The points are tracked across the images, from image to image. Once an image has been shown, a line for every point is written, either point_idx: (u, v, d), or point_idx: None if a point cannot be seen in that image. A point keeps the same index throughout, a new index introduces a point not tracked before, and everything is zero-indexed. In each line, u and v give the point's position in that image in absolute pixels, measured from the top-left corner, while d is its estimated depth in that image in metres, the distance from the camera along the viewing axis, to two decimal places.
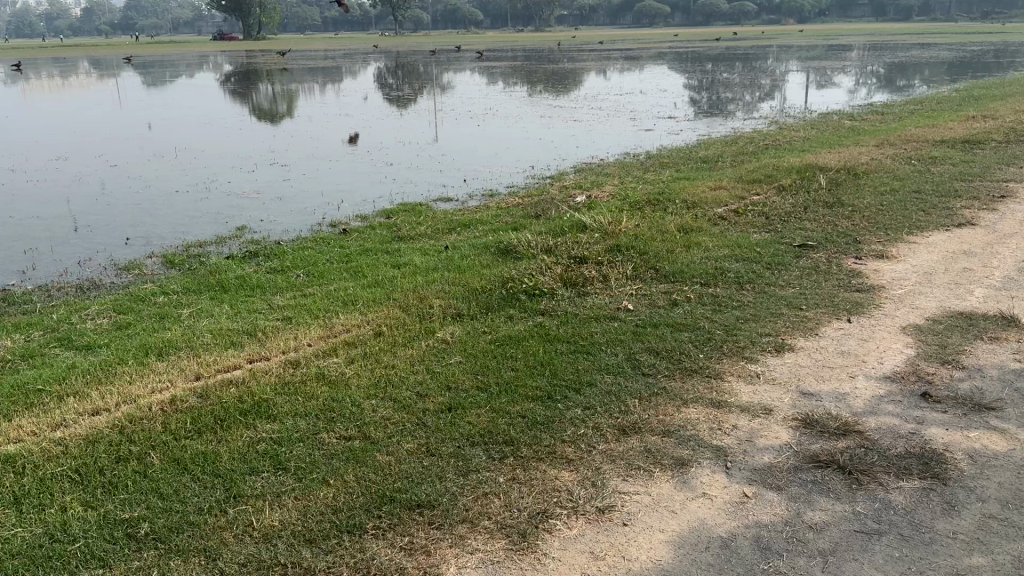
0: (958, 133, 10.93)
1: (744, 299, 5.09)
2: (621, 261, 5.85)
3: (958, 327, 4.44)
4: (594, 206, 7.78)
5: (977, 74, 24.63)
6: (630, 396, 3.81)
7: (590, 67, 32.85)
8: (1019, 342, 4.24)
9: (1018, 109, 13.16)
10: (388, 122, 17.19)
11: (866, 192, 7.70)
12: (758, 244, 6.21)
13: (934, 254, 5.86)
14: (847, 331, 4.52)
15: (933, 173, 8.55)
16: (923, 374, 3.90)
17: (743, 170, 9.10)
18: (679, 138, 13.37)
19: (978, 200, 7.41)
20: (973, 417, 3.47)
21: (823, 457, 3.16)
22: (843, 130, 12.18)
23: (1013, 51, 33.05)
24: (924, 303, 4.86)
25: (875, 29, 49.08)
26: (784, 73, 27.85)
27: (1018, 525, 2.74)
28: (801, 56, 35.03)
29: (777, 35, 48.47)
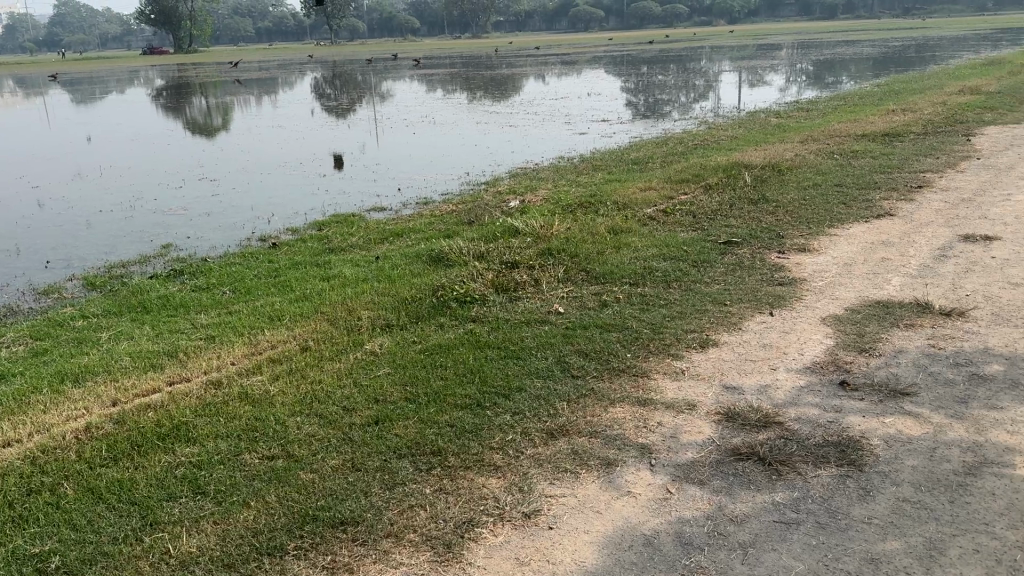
0: (878, 127, 11.29)
1: (671, 296, 5.16)
2: (552, 264, 5.88)
3: (874, 317, 4.59)
4: (527, 210, 7.81)
5: (898, 69, 25.49)
6: (558, 399, 3.83)
7: (527, 72, 33.03)
8: (932, 327, 4.40)
9: (935, 102, 13.66)
10: (322, 132, 17.00)
11: (789, 188, 7.89)
12: (686, 242, 6.32)
13: (853, 245, 6.04)
14: (770, 324, 4.63)
15: (855, 167, 8.82)
16: (842, 364, 4.02)
17: (673, 170, 9.25)
18: (613, 140, 13.53)
19: (897, 191, 7.67)
20: (888, 403, 3.59)
21: (744, 450, 3.24)
22: (769, 128, 12.47)
23: (932, 46, 34.30)
24: (843, 294, 5.01)
25: (802, 28, 50.43)
26: (715, 73, 28.40)
27: (929, 506, 2.83)
28: (732, 56, 35.78)
29: (708, 35, 49.42)
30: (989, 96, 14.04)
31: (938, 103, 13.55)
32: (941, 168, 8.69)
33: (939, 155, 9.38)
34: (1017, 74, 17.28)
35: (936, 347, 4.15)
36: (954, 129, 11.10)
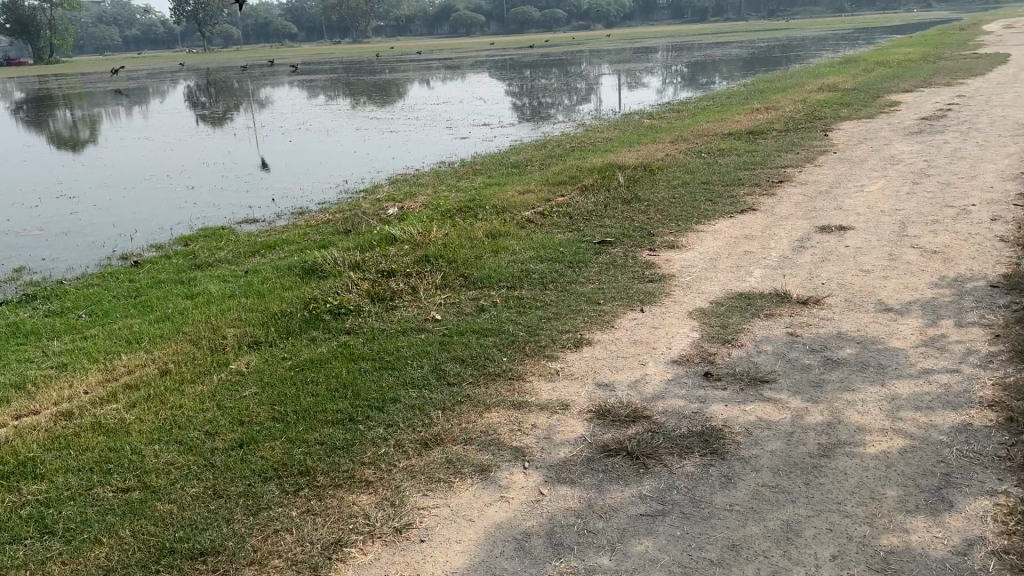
0: (744, 126, 11.81)
1: (547, 298, 5.21)
2: (428, 271, 5.84)
3: (738, 308, 4.78)
4: (404, 216, 7.73)
5: (764, 69, 26.75)
6: (433, 408, 3.79)
7: (410, 77, 32.82)
8: (790, 315, 4.62)
9: (796, 100, 14.41)
10: (193, 143, 16.33)
11: (661, 186, 8.13)
12: (562, 243, 6.40)
13: (719, 240, 6.28)
14: (641, 321, 4.74)
15: (721, 164, 9.18)
16: (707, 356, 4.16)
17: (550, 173, 9.37)
18: (493, 144, 13.59)
19: (759, 187, 8.03)
20: (749, 391, 3.74)
21: (613, 446, 3.31)
22: (643, 129, 12.83)
23: (793, 46, 36.21)
24: (709, 288, 5.19)
25: (675, 31, 52.28)
26: (593, 76, 29.03)
27: (786, 489, 2.95)
28: (610, 59, 36.68)
29: (586, 39, 50.51)
30: (843, 93, 14.92)
31: (799, 101, 14.29)
32: (800, 163, 9.16)
33: (799, 151, 9.89)
34: (869, 72, 18.45)
35: (793, 334, 4.36)
36: (812, 125, 11.74)
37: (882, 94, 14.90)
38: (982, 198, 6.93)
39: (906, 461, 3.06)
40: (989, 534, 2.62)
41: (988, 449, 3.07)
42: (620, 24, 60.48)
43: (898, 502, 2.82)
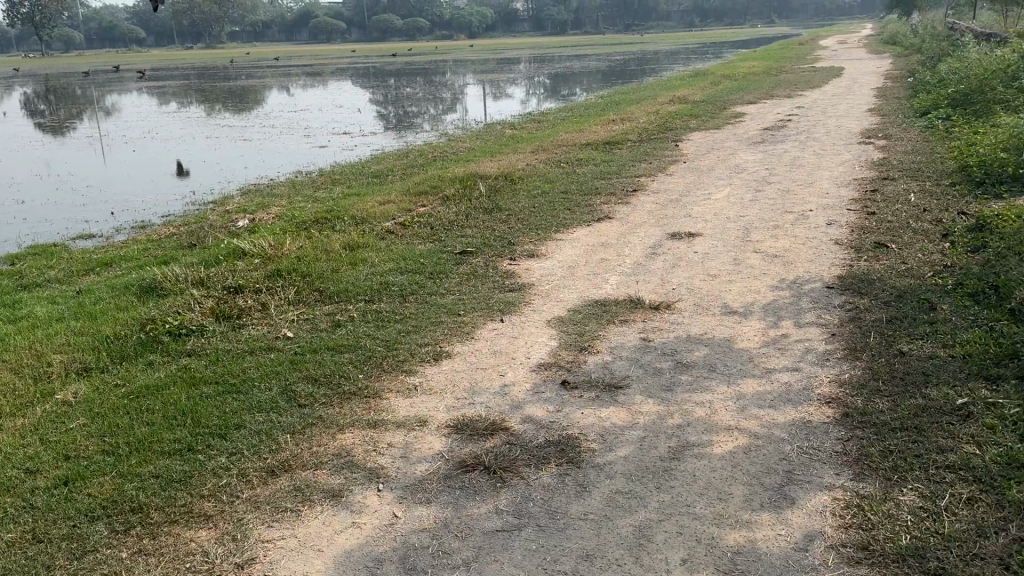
0: (600, 136, 12.11)
1: (406, 311, 5.10)
2: (280, 286, 5.60)
3: (595, 316, 4.83)
4: (257, 229, 7.41)
5: (621, 81, 27.69)
6: (281, 432, 3.62)
7: (269, 84, 31.77)
8: (644, 321, 4.73)
9: (650, 111, 14.96)
10: (24, 153, 15.11)
11: (520, 196, 8.19)
12: (421, 254, 6.30)
13: (577, 248, 6.38)
14: (501, 331, 4.71)
15: (579, 174, 9.37)
16: (564, 363, 4.18)
17: (411, 183, 9.25)
18: (354, 153, 13.32)
19: (615, 195, 8.25)
20: (605, 397, 3.78)
21: (471, 460, 3.25)
22: (504, 138, 12.94)
23: (647, 60, 37.74)
24: (567, 295, 5.24)
25: (536, 43, 53.35)
26: (456, 86, 29.10)
27: (640, 494, 2.98)
28: (473, 69, 36.92)
29: (450, 49, 50.69)
30: (693, 105, 15.63)
31: (652, 112, 14.84)
32: (653, 171, 9.48)
33: (653, 160, 10.24)
34: (716, 85, 19.42)
35: (647, 338, 4.45)
36: (665, 136, 12.20)
37: (728, 105, 15.71)
38: (818, 204, 7.39)
39: (751, 461, 3.16)
40: (826, 527, 2.73)
41: (826, 445, 3.22)
42: (482, 35, 61.08)
43: (744, 501, 2.90)
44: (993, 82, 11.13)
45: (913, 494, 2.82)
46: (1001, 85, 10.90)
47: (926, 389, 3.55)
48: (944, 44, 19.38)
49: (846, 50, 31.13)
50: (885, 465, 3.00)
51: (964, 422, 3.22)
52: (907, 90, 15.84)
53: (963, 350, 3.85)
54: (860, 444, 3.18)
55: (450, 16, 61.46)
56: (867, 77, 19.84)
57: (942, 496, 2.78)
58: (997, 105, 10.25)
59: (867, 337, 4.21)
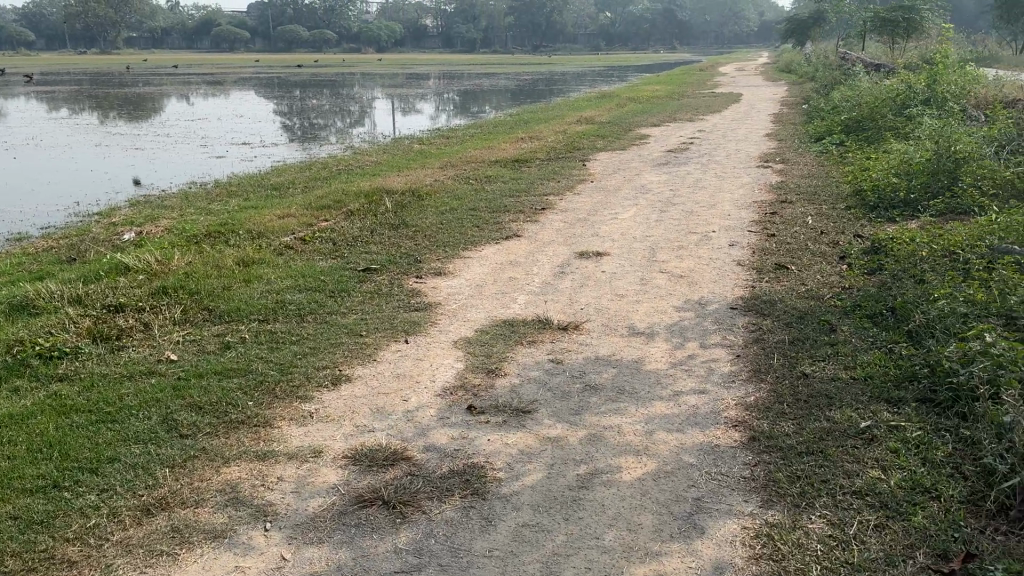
0: (509, 154, 12.06)
1: (302, 331, 4.82)
2: (167, 304, 5.24)
3: (502, 336, 4.68)
4: (144, 242, 6.96)
5: (530, 100, 27.90)
6: (159, 466, 3.31)
7: (167, 92, 30.55)
8: (552, 342, 4.61)
9: (558, 130, 15.05)
10: None
11: (427, 212, 8.01)
12: (321, 271, 6.01)
13: (485, 266, 6.24)
14: (404, 352, 4.50)
15: (487, 191, 9.25)
16: (470, 387, 4.00)
17: (313, 196, 8.93)
18: (254, 165, 12.83)
19: (524, 213, 8.16)
20: (512, 422, 3.62)
21: (368, 494, 3.04)
22: (411, 153, 12.72)
23: (556, 80, 38.26)
24: (474, 315, 5.08)
25: (446, 60, 53.36)
26: (364, 100, 28.70)
27: (547, 527, 2.84)
28: (382, 84, 36.56)
29: (358, 62, 50.06)
30: (600, 126, 15.82)
31: (560, 132, 14.92)
32: (561, 191, 9.46)
33: (561, 179, 10.25)
34: (622, 107, 19.76)
35: (556, 360, 4.33)
36: (572, 155, 12.26)
37: (633, 127, 15.99)
38: (721, 225, 7.50)
39: (660, 488, 3.06)
40: (737, 558, 2.65)
41: (734, 470, 3.15)
42: (392, 49, 60.69)
43: (654, 532, 2.79)
44: (882, 110, 11.68)
45: (822, 522, 2.77)
46: (889, 114, 11.45)
47: (829, 411, 3.55)
48: (835, 74, 20.33)
49: (744, 77, 32.38)
50: (792, 491, 2.96)
51: (867, 445, 3.21)
52: (801, 117, 16.50)
53: (864, 372, 3.88)
54: (768, 470, 3.12)
55: (359, 29, 60.82)
56: (765, 103, 20.62)
57: (851, 523, 2.74)
58: (886, 132, 10.75)
59: (771, 359, 4.22)
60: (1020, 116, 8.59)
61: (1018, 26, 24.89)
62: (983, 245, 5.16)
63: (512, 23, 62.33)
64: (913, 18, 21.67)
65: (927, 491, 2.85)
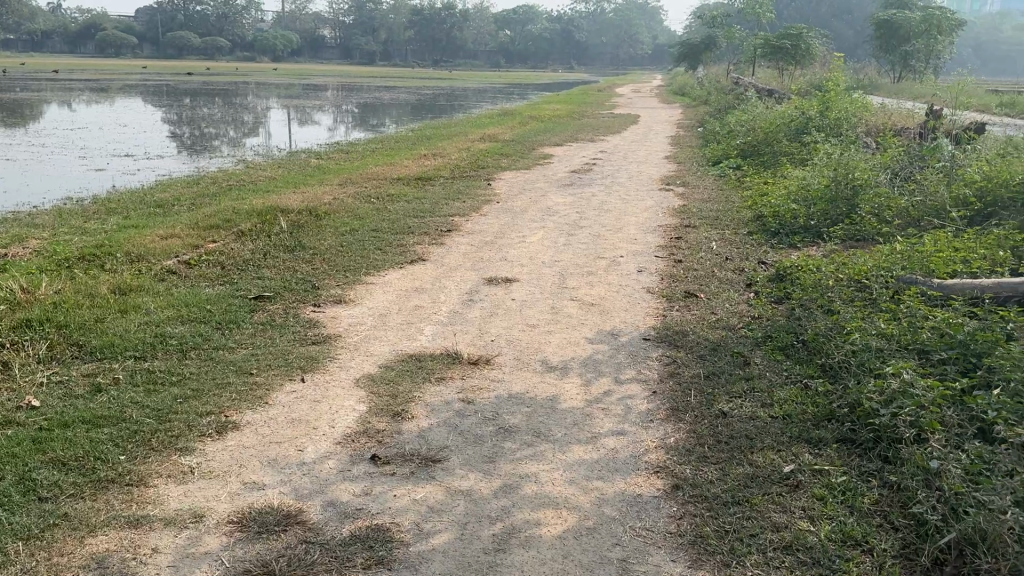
0: (411, 171, 11.74)
1: (185, 371, 4.37)
2: (29, 340, 4.69)
3: (406, 372, 4.38)
4: (6, 267, 6.29)
5: (432, 115, 27.64)
6: (11, 539, 2.85)
7: (44, 97, 28.69)
8: (462, 377, 4.32)
9: (461, 148, 14.83)
10: None
11: (325, 233, 7.61)
12: (208, 300, 5.54)
13: (389, 293, 5.91)
14: (300, 393, 4.12)
15: (389, 211, 8.91)
16: (374, 431, 3.67)
17: (201, 215, 8.36)
18: (138, 178, 12.03)
19: (428, 235, 7.87)
20: (420, 473, 3.31)
21: (257, 570, 2.68)
22: (308, 169, 12.20)
23: (458, 95, 38.14)
24: (377, 348, 4.74)
25: (346, 71, 52.50)
26: (259, 110, 27.74)
27: None
28: (279, 94, 35.54)
29: (253, 71, 48.61)
30: (503, 144, 15.70)
31: (463, 149, 14.71)
32: (466, 211, 9.22)
33: (465, 199, 10.01)
34: (525, 125, 19.77)
35: (466, 399, 4.04)
36: (476, 174, 12.05)
37: (536, 146, 15.95)
38: (629, 250, 7.43)
39: (583, 549, 2.82)
40: None
41: (658, 524, 2.96)
42: (289, 60, 59.26)
43: None
44: (777, 135, 12.03)
45: None
46: (784, 139, 11.78)
47: (751, 454, 3.42)
48: (729, 98, 20.98)
49: (641, 98, 33.18)
50: (722, 548, 2.78)
51: (793, 493, 3.09)
52: (699, 140, 16.88)
53: (782, 410, 3.80)
54: (694, 524, 2.94)
55: (254, 38, 59.12)
56: (663, 125, 21.07)
57: None
58: (782, 157, 11.03)
59: (688, 395, 4.07)
60: (908, 145, 8.95)
61: (894, 56, 26.45)
62: (887, 276, 5.26)
63: (413, 37, 62.01)
64: (801, 45, 22.66)
65: (859, 545, 2.74)
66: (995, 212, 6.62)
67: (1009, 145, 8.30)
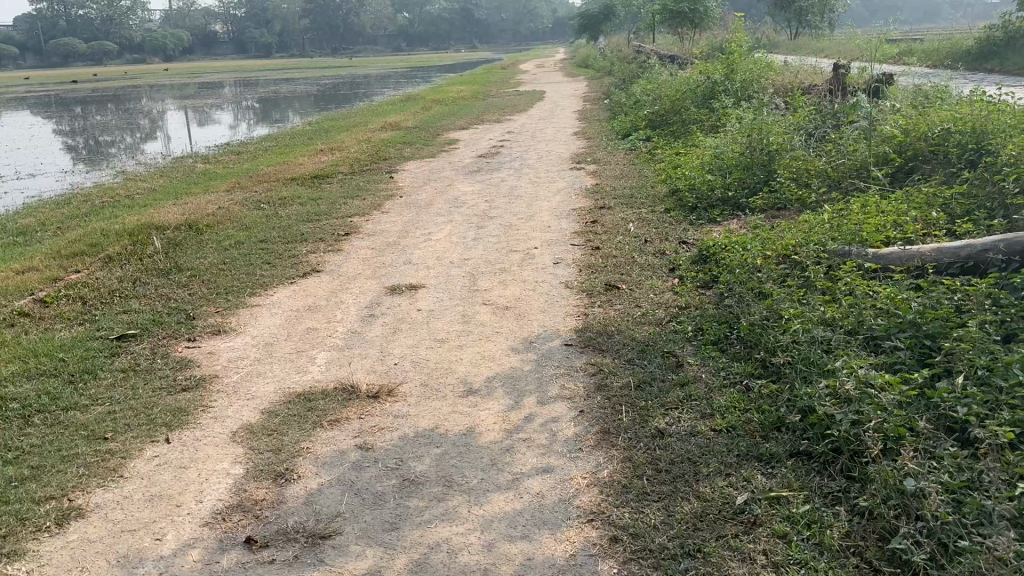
0: (305, 170, 10.95)
1: (24, 443, 3.63)
2: None
3: (293, 417, 3.74)
4: None
5: (333, 105, 26.60)
6: None
7: None
8: (360, 417, 3.71)
9: (361, 139, 14.06)
10: None
11: (206, 250, 6.85)
12: (61, 346, 4.75)
13: (277, 317, 5.23)
14: (163, 460, 3.45)
15: (279, 216, 8.16)
16: (251, 504, 3.04)
17: (62, 241, 7.45)
18: (5, 202, 10.89)
19: (324, 242, 7.18)
20: (307, 557, 2.70)
21: None
22: (192, 176, 11.25)
23: (360, 82, 37.04)
24: (261, 389, 4.09)
25: (244, 67, 50.55)
26: (146, 113, 26.10)
27: None
28: (173, 95, 33.80)
29: (141, 73, 46.13)
30: (406, 132, 14.97)
31: (363, 140, 13.94)
32: (366, 210, 8.53)
33: (365, 195, 9.33)
34: (429, 110, 19.07)
35: (365, 444, 3.44)
36: (377, 166, 11.35)
37: (441, 131, 15.30)
38: (542, 240, 6.91)
39: None
40: None
41: None
42: (180, 59, 56.68)
43: None
44: (685, 103, 11.71)
45: None
46: (692, 107, 11.46)
47: (698, 484, 2.94)
48: (633, 67, 20.72)
49: (546, 73, 32.75)
50: None
51: (751, 533, 2.63)
52: (606, 112, 16.52)
53: (725, 421, 3.36)
54: None
55: (140, 37, 56.22)
56: (570, 99, 20.66)
57: None
58: (692, 125, 10.71)
59: (619, 412, 3.57)
60: (819, 103, 8.72)
61: (789, 13, 26.72)
62: (817, 248, 4.90)
63: (309, 26, 60.09)
64: (698, 9, 22.58)
65: None
66: (916, 166, 6.38)
67: (919, 96, 8.13)
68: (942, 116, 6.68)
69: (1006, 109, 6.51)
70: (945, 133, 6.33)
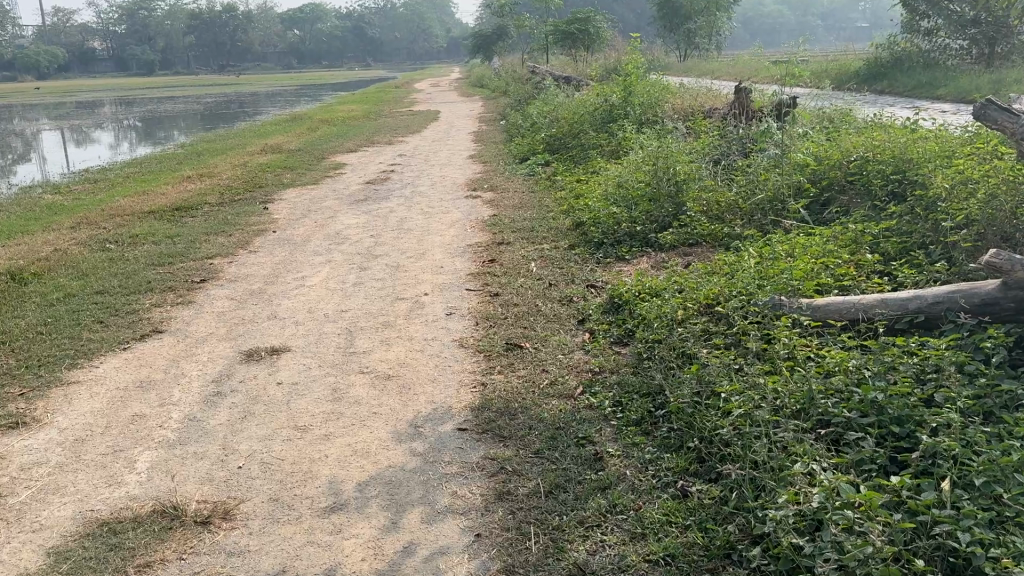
0: (167, 201, 9.74)
1: None
2: None
3: (88, 564, 2.81)
4: None
5: (215, 124, 25.08)
6: None
7: None
8: (182, 561, 2.81)
9: (235, 164, 12.91)
10: None
11: (26, 308, 5.70)
12: None
13: (98, 399, 4.23)
14: None
15: (125, 259, 7.05)
16: None
17: None
18: None
19: (173, 291, 6.13)
20: None
21: None
22: (34, 211, 9.85)
23: (246, 101, 35.36)
24: (53, 516, 3.16)
25: (122, 85, 47.79)
26: (9, 133, 23.92)
27: None
28: (42, 114, 31.31)
29: (5, 91, 42.79)
30: (289, 155, 13.91)
31: (238, 165, 12.81)
32: (230, 249, 7.47)
33: (232, 230, 8.29)
34: (314, 131, 18.00)
35: None
36: (251, 195, 10.29)
37: (327, 154, 14.30)
38: (432, 284, 6.08)
39: None
40: None
41: None
42: (55, 78, 53.27)
43: None
44: (583, 127, 11.13)
45: None
46: (592, 130, 10.88)
47: None
48: (527, 88, 20.29)
49: (439, 93, 31.94)
50: None
51: None
52: (501, 134, 15.92)
53: (661, 547, 2.63)
54: None
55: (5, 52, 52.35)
56: (464, 120, 19.99)
57: None
58: (592, 150, 10.14)
59: (523, 537, 2.78)
60: (723, 128, 8.28)
61: (678, 34, 26.94)
62: (745, 299, 4.27)
63: (193, 43, 57.52)
64: (590, 30, 22.41)
65: None
66: (832, 197, 5.94)
67: (827, 121, 7.77)
68: (856, 143, 6.28)
69: (924, 135, 6.15)
70: (863, 162, 5.92)
